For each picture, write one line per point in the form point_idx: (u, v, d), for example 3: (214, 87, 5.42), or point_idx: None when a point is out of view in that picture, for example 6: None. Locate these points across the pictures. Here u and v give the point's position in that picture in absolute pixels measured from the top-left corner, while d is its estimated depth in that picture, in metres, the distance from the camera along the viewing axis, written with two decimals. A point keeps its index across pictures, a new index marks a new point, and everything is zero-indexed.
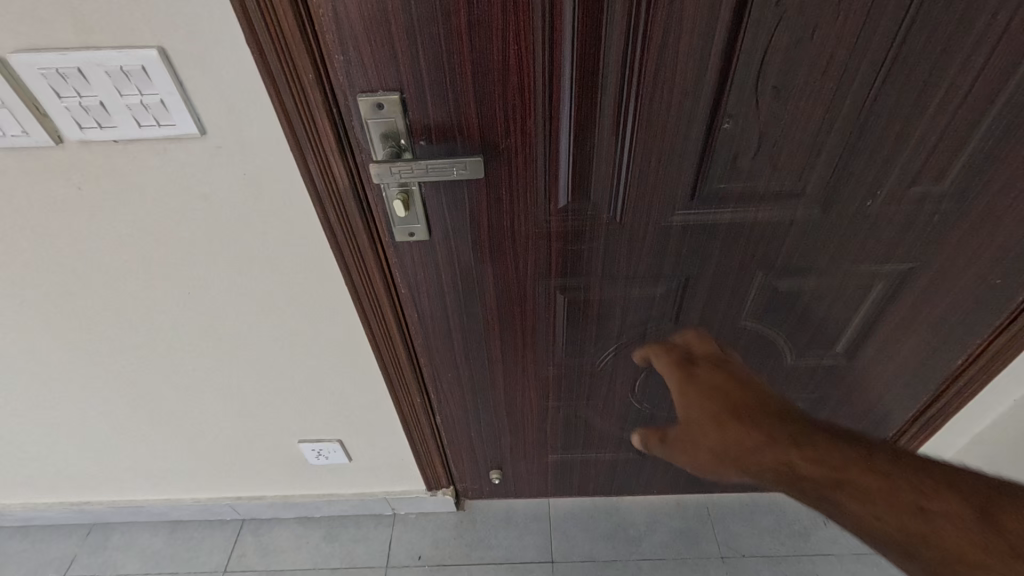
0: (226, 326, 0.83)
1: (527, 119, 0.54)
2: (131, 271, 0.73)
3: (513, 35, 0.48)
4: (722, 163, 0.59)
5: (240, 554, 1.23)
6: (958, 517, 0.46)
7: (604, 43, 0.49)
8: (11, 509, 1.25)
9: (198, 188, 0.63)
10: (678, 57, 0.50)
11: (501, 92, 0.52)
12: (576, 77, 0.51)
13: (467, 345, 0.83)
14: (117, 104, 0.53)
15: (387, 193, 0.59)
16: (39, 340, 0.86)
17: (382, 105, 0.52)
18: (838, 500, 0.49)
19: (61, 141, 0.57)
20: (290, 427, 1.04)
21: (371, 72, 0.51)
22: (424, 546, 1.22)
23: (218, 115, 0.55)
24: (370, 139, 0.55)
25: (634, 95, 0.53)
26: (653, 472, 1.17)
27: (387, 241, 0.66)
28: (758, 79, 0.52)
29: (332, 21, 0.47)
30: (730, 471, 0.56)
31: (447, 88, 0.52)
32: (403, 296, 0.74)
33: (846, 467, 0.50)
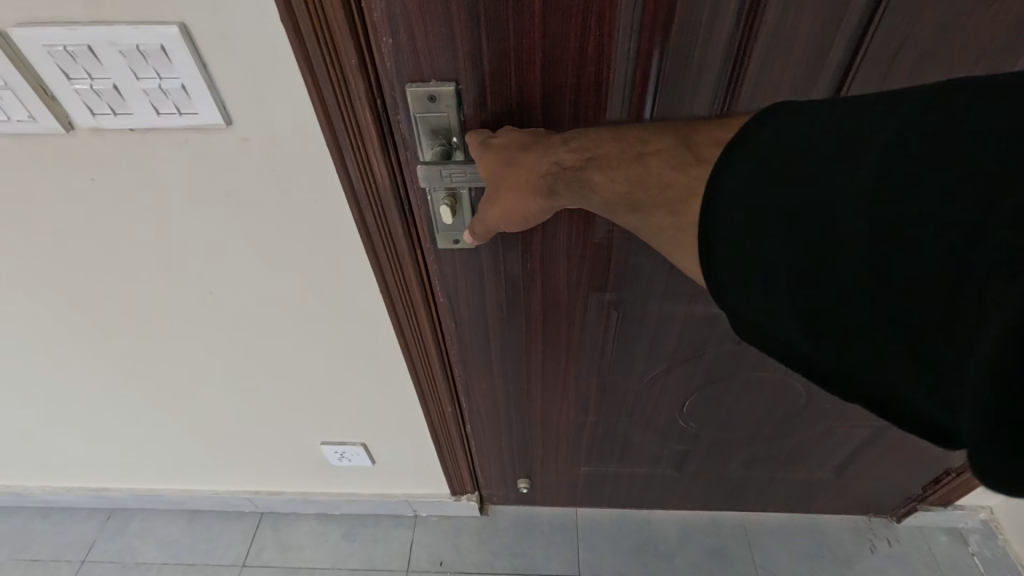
0: (249, 323, 0.78)
1: (600, 119, 0.47)
2: (149, 266, 0.68)
3: (597, 25, 0.41)
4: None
5: (258, 549, 1.21)
6: (673, 155, 0.39)
7: (707, 32, 0.41)
8: (32, 492, 1.23)
9: (220, 183, 0.57)
10: (792, 56, 0.43)
11: (574, 89, 0.45)
12: (666, 77, 0.44)
13: (506, 357, 0.77)
14: (132, 88, 0.46)
15: (432, 197, 0.53)
16: (58, 331, 0.82)
17: (435, 97, 0.45)
18: (587, 177, 0.43)
19: (72, 128, 0.51)
20: (313, 427, 1.00)
21: (425, 59, 0.44)
22: (446, 551, 1.18)
23: (248, 104, 0.49)
24: (417, 136, 0.48)
25: (733, 99, 0.45)
26: (688, 489, 1.10)
27: (428, 248, 0.60)
28: (883, 83, 0.44)
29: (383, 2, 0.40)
30: (535, 206, 0.45)
31: (511, 81, 0.45)
32: (440, 305, 0.68)
33: (596, 143, 0.43)
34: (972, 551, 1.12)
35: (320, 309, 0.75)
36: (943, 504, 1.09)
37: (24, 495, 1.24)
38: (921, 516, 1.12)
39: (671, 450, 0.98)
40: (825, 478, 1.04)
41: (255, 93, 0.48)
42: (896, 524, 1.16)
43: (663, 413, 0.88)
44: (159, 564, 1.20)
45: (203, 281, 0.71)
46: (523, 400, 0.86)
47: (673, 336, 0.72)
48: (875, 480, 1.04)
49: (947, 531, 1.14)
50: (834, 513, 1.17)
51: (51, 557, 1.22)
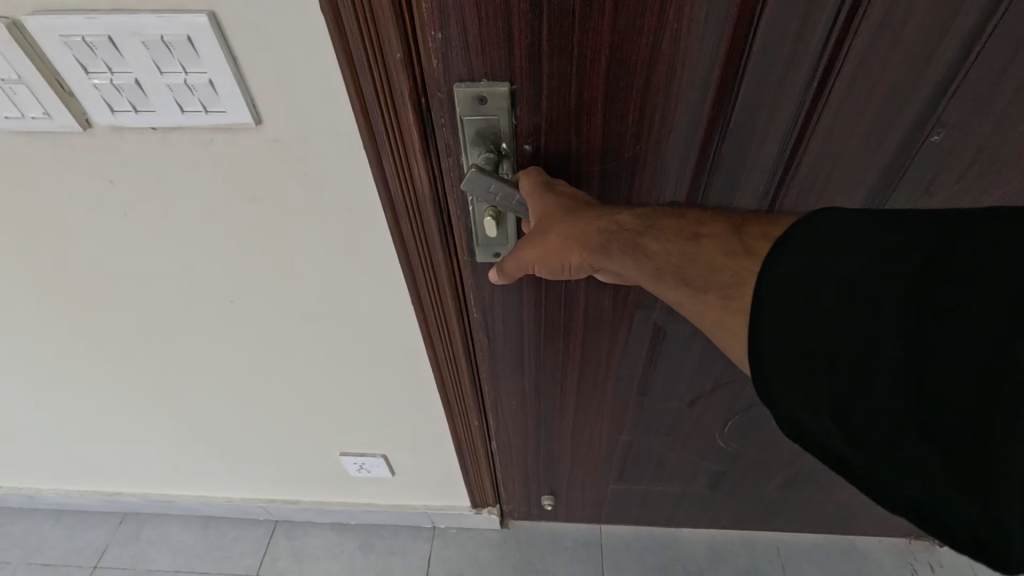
0: (272, 331, 0.74)
1: (666, 121, 0.44)
2: (169, 271, 0.65)
3: (678, 19, 0.38)
4: (913, 181, 0.50)
5: (272, 558, 1.18)
6: (725, 241, 0.38)
7: (805, 26, 0.39)
8: (45, 494, 1.21)
9: (247, 188, 0.53)
10: (894, 49, 0.40)
11: (641, 88, 0.41)
12: (749, 74, 0.41)
13: (540, 374, 0.72)
14: (155, 83, 0.42)
15: (473, 207, 0.48)
16: (73, 335, 0.79)
17: (485, 98, 0.42)
18: (640, 241, 0.41)
19: (90, 126, 0.47)
20: (332, 437, 0.97)
21: (476, 55, 0.40)
22: (465, 566, 1.14)
23: (282, 104, 0.45)
24: (462, 142, 0.44)
25: (821, 95, 0.43)
26: (721, 509, 1.05)
27: (464, 262, 0.56)
28: (994, 86, 0.43)
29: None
30: (574, 254, 0.43)
31: (569, 80, 0.41)
32: (473, 321, 0.64)
33: (657, 215, 0.42)
34: None
35: (345, 318, 0.71)
36: None
37: (35, 497, 1.22)
38: None
39: (706, 470, 0.93)
40: (869, 501, 0.98)
41: (290, 91, 0.44)
42: (939, 549, 1.10)
43: (705, 432, 0.83)
44: (172, 572, 1.17)
45: (225, 287, 0.67)
46: (554, 418, 0.82)
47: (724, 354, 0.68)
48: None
49: None
50: (872, 535, 1.11)
51: (63, 563, 1.20)
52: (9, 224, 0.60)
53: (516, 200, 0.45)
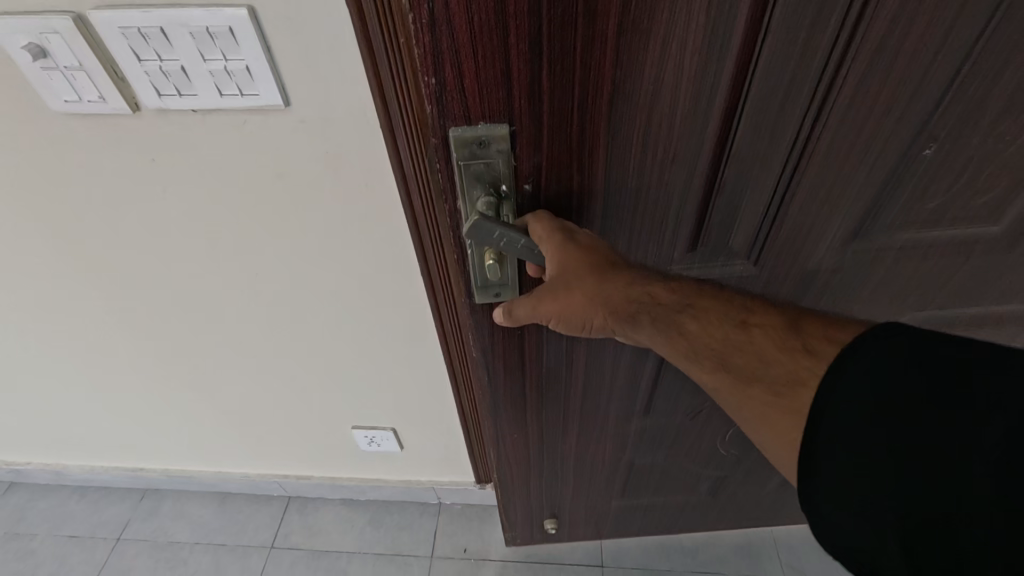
0: (293, 308, 0.80)
1: (672, 148, 0.47)
2: (201, 247, 0.71)
3: (682, 55, 0.41)
4: (910, 190, 0.55)
5: (287, 532, 1.23)
6: (779, 334, 0.44)
7: (805, 53, 0.43)
8: (71, 469, 1.28)
9: (274, 166, 0.59)
10: (889, 72, 0.45)
11: (644, 122, 0.45)
12: (751, 101, 0.46)
13: (543, 400, 0.74)
14: (198, 69, 0.48)
15: (471, 251, 0.50)
16: (108, 312, 0.85)
17: (486, 140, 0.44)
18: (679, 318, 0.48)
19: (138, 109, 0.53)
20: (344, 412, 1.02)
21: (470, 96, 0.41)
22: (470, 539, 1.19)
23: (311, 87, 0.51)
24: (460, 184, 0.46)
25: (820, 117, 0.48)
26: (719, 509, 1.10)
27: (462, 301, 0.57)
28: (984, 97, 0.48)
29: (442, 32, 0.37)
30: (597, 315, 0.49)
31: (568, 116, 0.43)
32: (473, 360, 0.65)
33: (696, 293, 0.49)
34: None
35: (362, 294, 0.77)
36: None
37: (62, 473, 1.29)
38: None
39: (707, 479, 1.01)
40: None
41: (318, 75, 0.50)
42: None
43: (708, 439, 0.90)
44: (192, 544, 1.23)
45: (251, 264, 0.73)
46: (560, 440, 0.84)
47: None
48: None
49: None
50: None
51: (88, 535, 1.26)
52: (57, 203, 0.66)
53: (521, 244, 0.46)
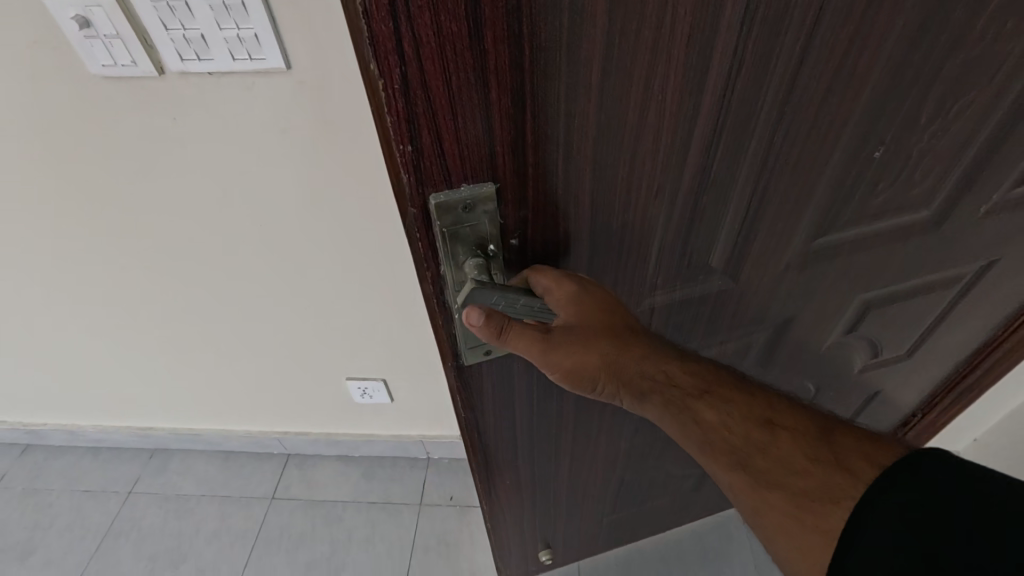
0: (293, 263, 0.90)
1: (656, 179, 0.48)
2: (211, 203, 0.80)
3: (663, 95, 0.41)
4: (862, 189, 0.59)
5: (286, 485, 1.32)
6: (808, 439, 0.47)
7: (772, 75, 0.44)
8: (86, 429, 1.37)
9: (277, 123, 0.69)
10: (847, 87, 0.48)
11: (630, 161, 0.45)
12: (729, 126, 0.47)
13: (535, 441, 0.76)
14: (216, 37, 0.59)
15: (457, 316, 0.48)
16: (125, 272, 0.94)
17: (470, 203, 0.42)
18: (700, 404, 0.53)
19: (163, 72, 0.63)
20: (338, 364, 1.11)
21: (450, 160, 0.40)
22: (456, 489, 1.29)
23: (306, 51, 0.61)
24: (443, 250, 0.44)
25: (781, 131, 0.49)
26: (699, 496, 1.18)
27: (452, 365, 0.55)
28: (934, 77, 0.50)
29: (417, 97, 0.36)
30: (612, 382, 0.54)
31: (554, 164, 0.43)
32: (467, 426, 0.66)
33: (716, 379, 0.54)
34: None
35: (353, 249, 0.87)
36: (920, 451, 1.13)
37: (76, 433, 1.38)
38: None
39: (690, 473, 1.08)
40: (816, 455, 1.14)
41: (312, 41, 0.60)
42: None
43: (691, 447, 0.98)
44: (198, 496, 1.32)
45: (256, 219, 0.82)
46: (552, 473, 0.86)
47: (719, 347, 0.77)
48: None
49: None
50: None
51: (101, 489, 1.35)
52: (88, 163, 0.76)
53: (521, 303, 0.45)
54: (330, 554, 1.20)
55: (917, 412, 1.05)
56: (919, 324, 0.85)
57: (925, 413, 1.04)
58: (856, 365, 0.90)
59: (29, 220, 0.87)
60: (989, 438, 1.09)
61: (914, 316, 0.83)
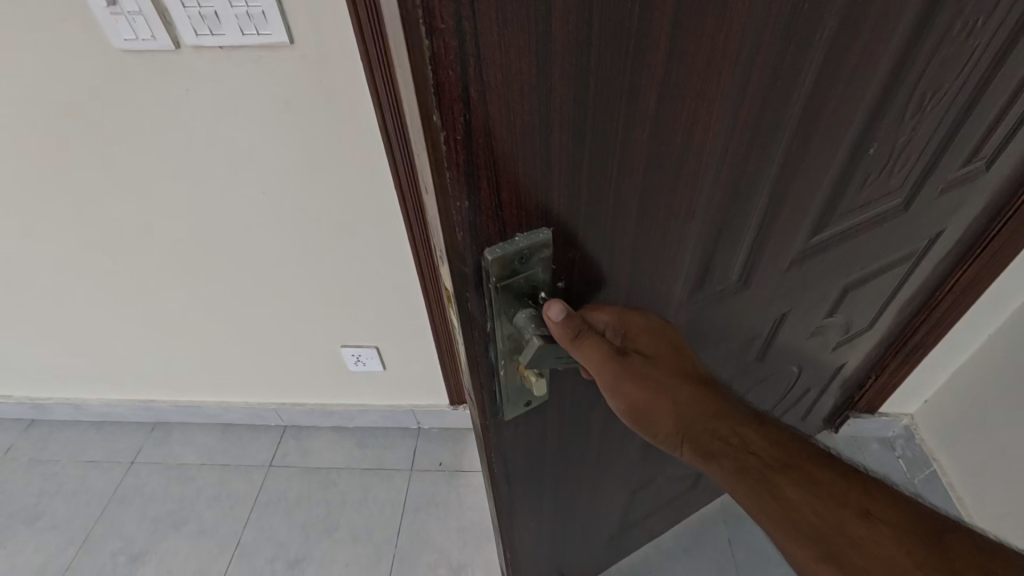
0: (292, 232, 0.96)
1: (691, 200, 0.46)
2: (217, 172, 0.87)
3: (708, 116, 0.40)
4: (856, 186, 0.59)
5: (283, 453, 1.39)
6: (911, 539, 0.40)
7: (797, 88, 0.43)
8: (90, 403, 1.43)
9: (279, 95, 0.77)
10: (851, 92, 0.47)
11: (670, 187, 0.43)
12: (755, 140, 0.45)
13: (559, 476, 0.71)
14: (228, 13, 0.68)
15: (505, 366, 0.46)
16: (133, 242, 1.01)
17: (526, 255, 0.39)
18: (779, 478, 0.44)
19: (179, 46, 0.72)
20: (334, 334, 1.18)
21: (507, 209, 0.36)
22: (444, 455, 1.36)
23: (307, 26, 0.70)
24: (496, 308, 0.41)
25: (797, 140, 0.48)
26: (697, 492, 1.18)
27: (490, 419, 0.52)
28: (919, 69, 0.50)
29: (479, 141, 0.32)
30: (675, 431, 0.48)
31: (606, 201, 0.41)
32: (495, 475, 0.60)
33: (801, 453, 0.45)
34: (897, 454, 1.26)
35: (349, 217, 0.94)
36: (871, 412, 1.24)
37: (81, 407, 1.44)
38: (854, 424, 1.26)
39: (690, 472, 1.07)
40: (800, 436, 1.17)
41: (312, 15, 0.69)
42: (835, 435, 1.30)
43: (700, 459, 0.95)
44: (199, 464, 1.38)
45: (258, 187, 0.89)
46: (572, 504, 0.82)
47: (727, 355, 0.75)
48: (821, 409, 1.16)
49: (878, 441, 1.29)
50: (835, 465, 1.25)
51: (105, 459, 1.41)
52: (105, 135, 0.84)
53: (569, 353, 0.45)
54: (325, 514, 1.26)
55: (876, 371, 1.13)
56: (878, 302, 0.87)
57: (880, 373, 1.13)
58: (830, 345, 0.92)
59: (45, 193, 0.93)
60: (940, 398, 1.19)
61: (880, 292, 0.85)
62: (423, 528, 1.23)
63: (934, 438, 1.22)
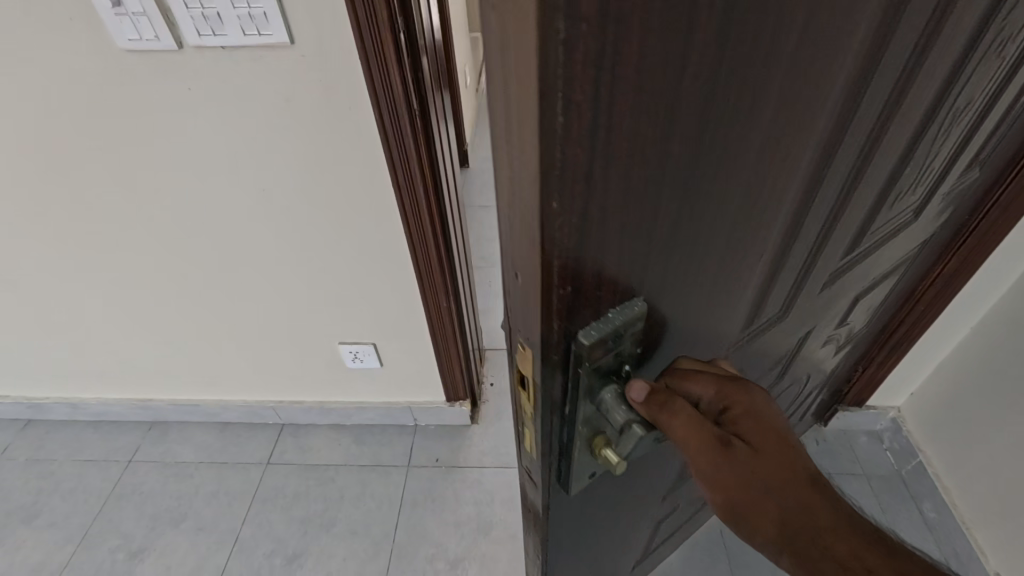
0: (290, 229, 0.98)
1: (762, 239, 0.41)
2: (217, 170, 0.89)
3: (787, 150, 0.34)
4: (889, 202, 0.56)
5: (281, 450, 1.40)
6: None
7: (864, 109, 0.39)
8: (87, 402, 1.43)
9: (281, 94, 0.79)
10: (908, 109, 0.43)
11: (745, 229, 0.38)
12: (821, 168, 0.40)
13: (605, 538, 0.64)
14: (230, 14, 0.71)
15: (578, 447, 0.40)
16: (132, 241, 1.02)
17: (618, 329, 0.34)
18: None
19: (182, 46, 0.74)
20: (333, 330, 1.19)
21: (606, 284, 0.31)
22: (441, 451, 1.37)
23: (308, 28, 0.72)
24: (581, 388, 0.35)
25: (855, 163, 0.44)
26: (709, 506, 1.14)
27: (553, 498, 0.46)
28: (968, 82, 0.46)
29: (591, 210, 0.26)
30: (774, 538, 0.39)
31: (697, 263, 0.35)
32: (547, 555, 0.53)
33: None
34: (886, 447, 1.29)
35: (348, 215, 0.95)
36: (859, 405, 1.26)
37: (79, 406, 1.45)
38: (843, 417, 1.29)
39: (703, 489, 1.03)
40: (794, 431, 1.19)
41: (312, 17, 0.72)
42: (825, 429, 1.32)
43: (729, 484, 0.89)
44: (197, 462, 1.39)
45: (258, 184, 0.91)
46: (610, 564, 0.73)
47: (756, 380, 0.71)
48: (812, 407, 1.18)
49: (867, 433, 1.32)
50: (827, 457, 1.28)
51: (103, 458, 1.41)
52: (107, 134, 0.85)
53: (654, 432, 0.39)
54: (323, 510, 1.28)
55: (864, 364, 1.16)
56: (874, 303, 0.89)
57: (868, 365, 1.16)
58: (833, 348, 0.93)
59: (46, 192, 0.95)
60: (924, 390, 1.22)
61: (880, 292, 0.86)
62: (421, 523, 1.25)
63: (923, 432, 1.23)
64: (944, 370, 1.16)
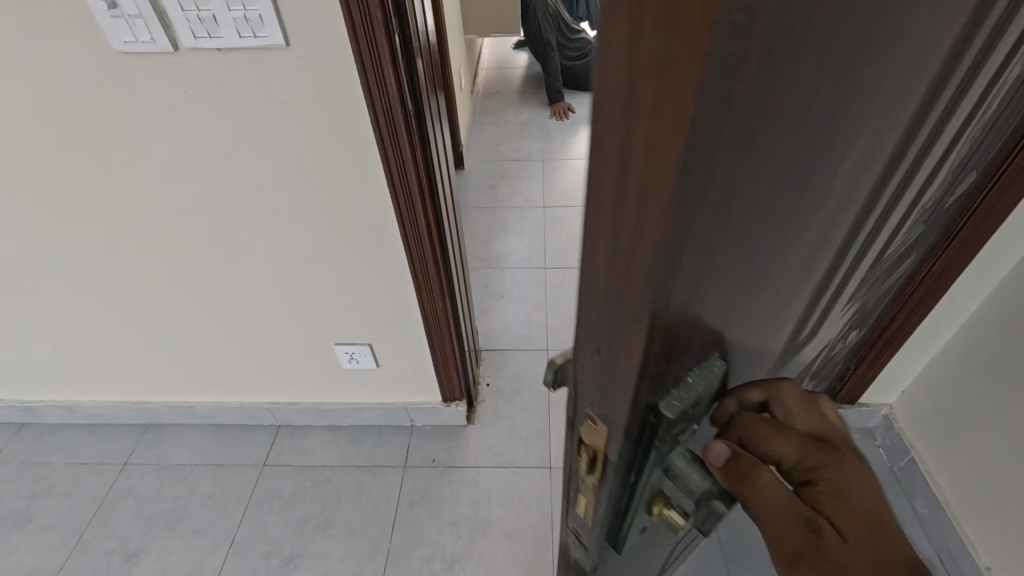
0: (286, 230, 0.98)
1: (831, 265, 0.38)
2: (213, 171, 0.89)
3: (871, 173, 0.30)
4: (932, 215, 0.52)
5: (278, 452, 1.40)
6: None
7: (950, 125, 0.34)
8: (81, 405, 1.43)
9: (277, 95, 0.79)
10: (981, 122, 0.39)
11: (819, 258, 0.34)
12: (896, 191, 0.36)
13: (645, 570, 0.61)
14: (225, 16, 0.71)
15: (639, 508, 0.39)
16: (127, 243, 1.02)
17: (696, 395, 0.32)
18: None
19: (177, 48, 0.75)
20: (329, 331, 1.19)
21: (697, 337, 0.29)
22: (438, 451, 1.38)
23: (303, 30, 0.73)
24: (651, 458, 0.34)
25: (924, 182, 0.40)
26: None
27: (611, 551, 0.45)
28: None
29: (702, 258, 0.24)
30: None
31: (778, 299, 0.32)
32: None
33: None
34: (878, 444, 1.30)
35: (344, 215, 0.95)
36: (852, 402, 1.28)
37: (73, 409, 1.44)
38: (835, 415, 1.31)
39: None
40: None
41: (308, 19, 0.72)
42: None
43: None
44: (193, 464, 1.39)
45: (253, 185, 0.91)
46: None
47: None
48: None
49: (859, 431, 1.33)
50: None
51: (97, 461, 1.41)
52: (102, 137, 0.85)
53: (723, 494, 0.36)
54: (320, 511, 1.28)
55: (856, 362, 1.17)
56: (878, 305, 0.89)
57: (860, 363, 1.17)
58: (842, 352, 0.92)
59: (40, 194, 0.95)
60: (914, 387, 1.23)
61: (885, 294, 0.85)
62: (417, 523, 1.25)
63: (915, 434, 1.24)
64: (935, 367, 1.18)
